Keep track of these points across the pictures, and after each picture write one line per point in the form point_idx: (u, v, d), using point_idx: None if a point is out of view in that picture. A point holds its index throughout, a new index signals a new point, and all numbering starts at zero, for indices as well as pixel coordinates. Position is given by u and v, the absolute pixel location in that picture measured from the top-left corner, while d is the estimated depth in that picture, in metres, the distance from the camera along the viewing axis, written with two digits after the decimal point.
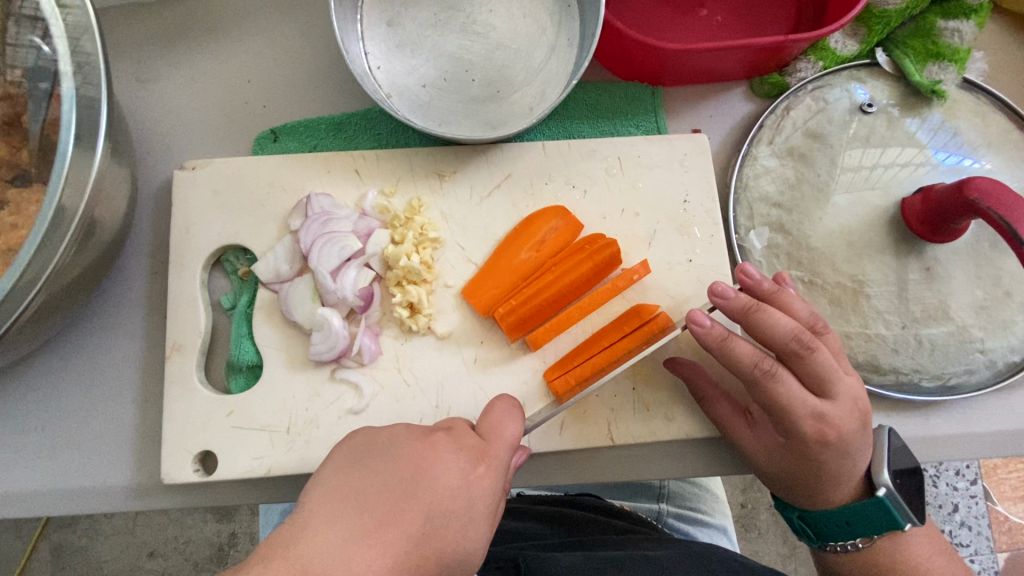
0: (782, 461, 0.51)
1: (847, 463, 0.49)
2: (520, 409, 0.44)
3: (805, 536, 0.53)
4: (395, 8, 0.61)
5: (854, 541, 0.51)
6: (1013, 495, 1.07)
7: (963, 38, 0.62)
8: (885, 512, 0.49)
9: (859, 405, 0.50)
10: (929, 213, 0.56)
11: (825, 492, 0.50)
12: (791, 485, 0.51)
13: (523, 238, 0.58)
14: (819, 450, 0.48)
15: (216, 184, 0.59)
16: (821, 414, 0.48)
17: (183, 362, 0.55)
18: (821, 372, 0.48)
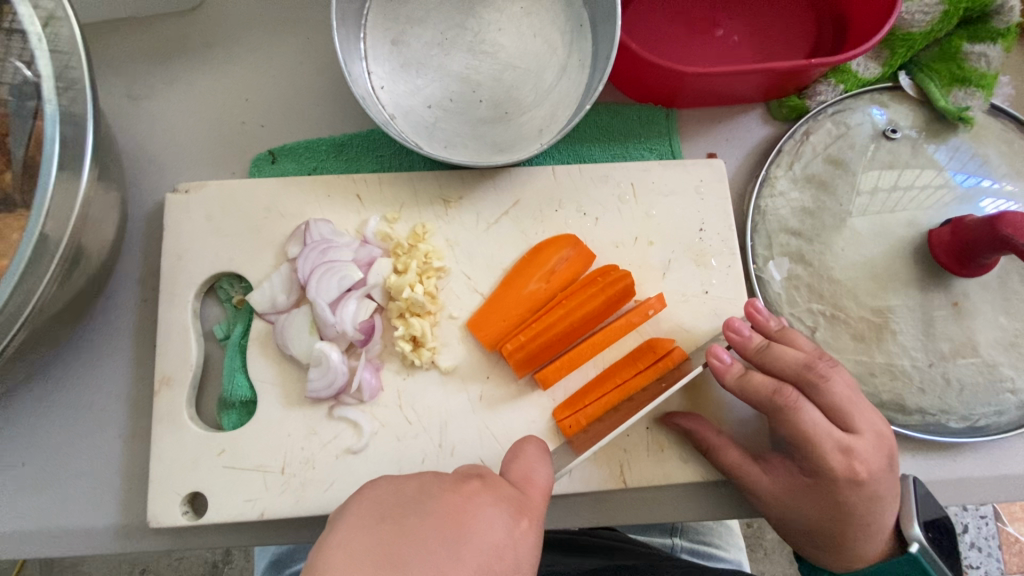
0: (806, 509, 0.48)
1: (878, 507, 0.47)
2: (548, 455, 0.42)
3: None
4: (399, 25, 0.59)
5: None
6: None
7: (990, 63, 0.59)
8: (920, 570, 0.47)
9: (885, 440, 0.47)
10: (958, 245, 0.54)
11: (856, 545, 0.47)
12: (819, 535, 0.48)
13: (534, 267, 0.55)
14: (848, 490, 0.46)
15: (211, 208, 0.56)
16: (849, 449, 0.46)
17: (172, 397, 0.52)
18: (841, 405, 0.47)
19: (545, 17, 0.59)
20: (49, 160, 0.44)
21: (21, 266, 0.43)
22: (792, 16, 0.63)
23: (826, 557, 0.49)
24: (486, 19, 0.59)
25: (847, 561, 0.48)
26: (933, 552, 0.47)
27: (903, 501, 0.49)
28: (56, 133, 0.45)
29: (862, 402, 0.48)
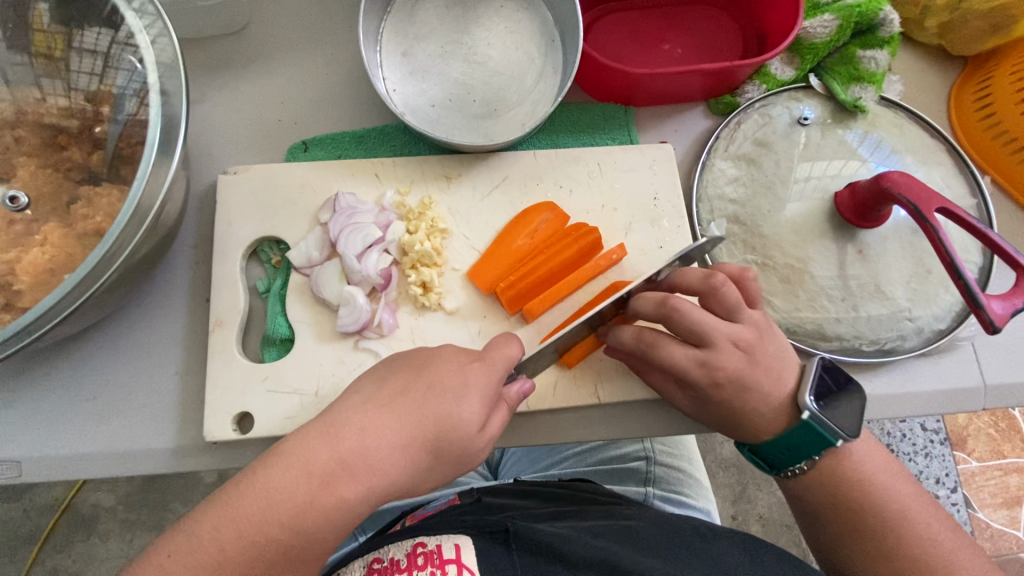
0: (708, 411, 0.59)
1: (752, 397, 0.55)
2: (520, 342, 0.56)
3: (764, 466, 0.59)
4: (408, 41, 0.73)
5: (802, 465, 0.56)
6: (990, 501, 1.40)
7: (879, 64, 0.74)
8: (815, 433, 0.54)
9: (742, 343, 0.55)
10: (857, 202, 0.67)
11: (755, 430, 0.57)
12: (730, 429, 0.58)
13: (519, 227, 0.68)
14: (722, 393, 0.56)
15: (254, 186, 0.68)
16: (706, 362, 0.56)
17: (224, 335, 0.64)
18: (694, 327, 0.55)
19: (525, 34, 0.74)
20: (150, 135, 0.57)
21: (128, 216, 0.55)
22: (722, 32, 0.79)
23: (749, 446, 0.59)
24: (477, 36, 0.74)
25: (763, 441, 0.57)
26: (828, 417, 0.54)
27: (801, 381, 0.56)
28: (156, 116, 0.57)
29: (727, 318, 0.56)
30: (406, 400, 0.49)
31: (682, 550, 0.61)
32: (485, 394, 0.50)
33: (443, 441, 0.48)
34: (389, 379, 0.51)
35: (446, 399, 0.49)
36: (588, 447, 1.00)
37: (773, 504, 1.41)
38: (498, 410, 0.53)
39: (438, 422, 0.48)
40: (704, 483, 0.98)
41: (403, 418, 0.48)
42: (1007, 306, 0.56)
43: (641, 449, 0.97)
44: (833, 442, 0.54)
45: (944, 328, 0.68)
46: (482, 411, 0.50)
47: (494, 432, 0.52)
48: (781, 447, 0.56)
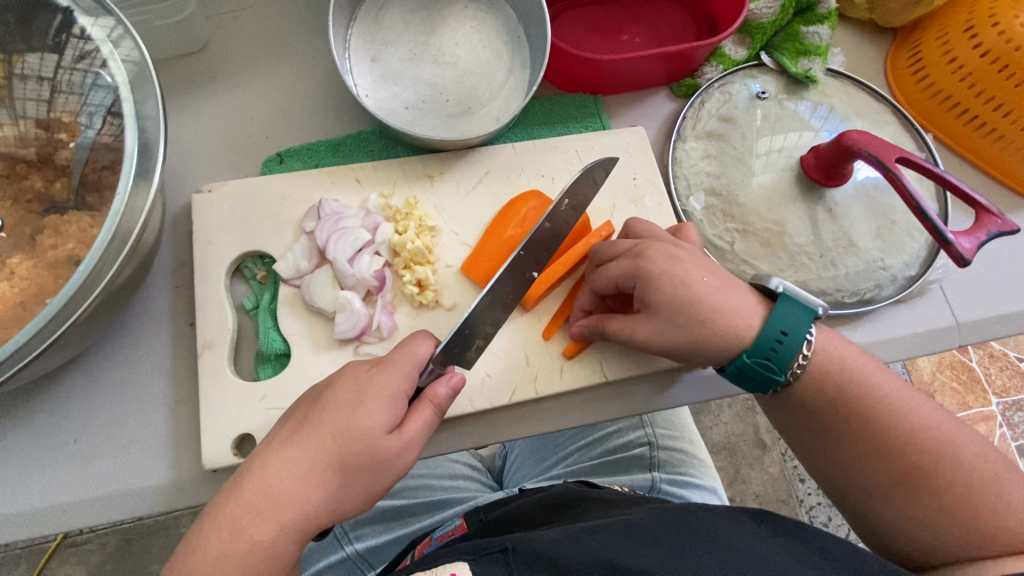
0: (660, 306, 0.57)
1: (688, 273, 0.57)
2: (427, 332, 0.56)
3: (770, 378, 0.56)
4: (377, 47, 0.73)
5: (802, 352, 0.56)
6: None
7: (823, 38, 0.80)
8: (795, 305, 0.56)
9: (664, 238, 0.61)
10: (822, 163, 0.71)
11: (726, 329, 0.56)
12: (690, 317, 0.56)
13: (507, 217, 0.69)
14: (655, 262, 0.57)
15: (233, 202, 0.67)
16: (632, 248, 0.60)
17: (215, 357, 0.61)
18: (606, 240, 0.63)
19: (490, 32, 0.76)
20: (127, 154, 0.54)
21: (108, 236, 0.52)
22: (675, 20, 0.83)
23: (732, 343, 0.56)
24: (444, 37, 0.75)
25: (751, 335, 0.56)
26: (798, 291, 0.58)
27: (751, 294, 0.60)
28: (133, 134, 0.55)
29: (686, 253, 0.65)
30: (308, 425, 0.50)
31: (686, 535, 0.51)
32: (384, 398, 0.50)
33: (350, 455, 0.48)
34: (294, 413, 0.53)
35: (344, 412, 0.50)
36: (590, 440, 1.01)
37: (768, 481, 1.43)
38: (418, 411, 0.52)
39: (340, 437, 0.49)
40: (707, 461, 1.00)
41: (303, 447, 0.49)
42: (973, 241, 0.59)
43: (642, 435, 0.98)
44: (815, 310, 0.56)
45: (915, 275, 0.73)
46: (385, 414, 0.50)
47: (412, 433, 0.51)
48: (776, 334, 0.55)
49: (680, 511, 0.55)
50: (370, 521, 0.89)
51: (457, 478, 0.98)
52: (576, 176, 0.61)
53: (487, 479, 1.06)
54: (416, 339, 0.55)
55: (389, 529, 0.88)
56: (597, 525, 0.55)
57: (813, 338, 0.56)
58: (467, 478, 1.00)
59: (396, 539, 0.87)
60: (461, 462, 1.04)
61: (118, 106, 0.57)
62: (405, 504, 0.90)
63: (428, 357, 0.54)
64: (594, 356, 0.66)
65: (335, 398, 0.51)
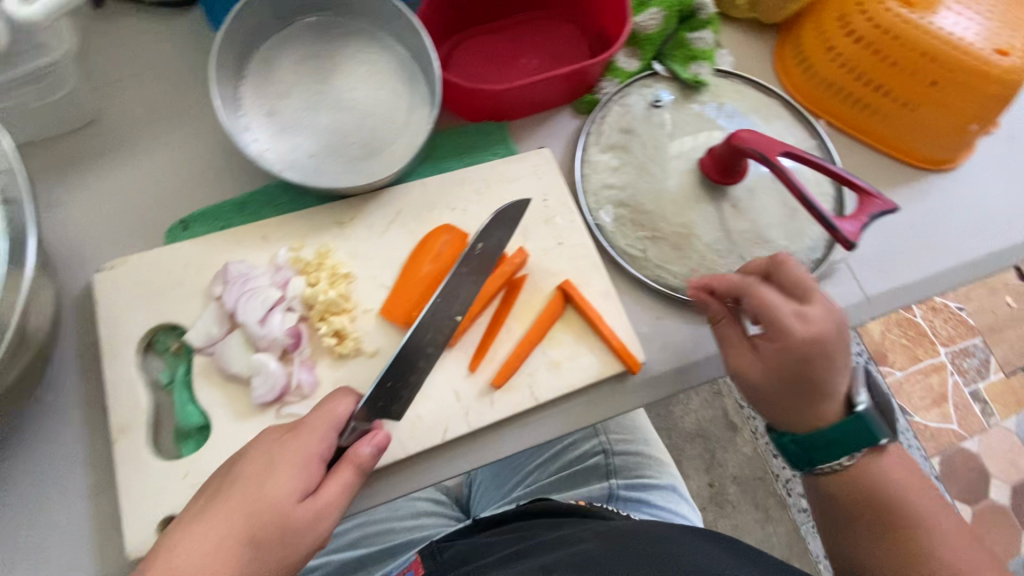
0: (784, 369, 0.59)
1: (829, 373, 0.58)
2: (347, 390, 0.57)
3: (799, 462, 0.64)
4: (271, 100, 0.73)
5: (841, 460, 0.62)
6: (921, 404, 1.54)
7: (707, 43, 0.83)
8: (867, 426, 0.60)
9: (835, 314, 0.58)
10: (718, 164, 0.74)
11: (805, 413, 0.61)
12: (798, 392, 0.59)
13: (421, 254, 0.69)
14: (821, 364, 0.58)
15: (136, 277, 0.65)
16: (802, 312, 0.57)
17: (131, 440, 0.59)
18: (799, 281, 0.59)
19: (385, 72, 0.76)
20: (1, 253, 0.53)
21: None
22: (568, 39, 0.85)
23: (796, 424, 0.62)
24: (339, 83, 0.75)
25: (812, 426, 0.61)
26: (878, 417, 0.61)
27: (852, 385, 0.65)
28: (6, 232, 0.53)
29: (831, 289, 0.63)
30: (218, 499, 0.51)
31: (634, 563, 0.59)
32: (294, 463, 0.51)
33: (259, 526, 0.49)
34: (207, 488, 0.53)
35: (252, 481, 0.51)
36: (547, 456, 1.01)
37: (743, 462, 1.46)
38: (336, 473, 0.53)
39: (250, 509, 0.49)
40: (665, 459, 1.02)
41: (210, 522, 0.49)
42: (857, 224, 0.63)
43: (596, 444, 0.99)
44: (880, 438, 0.60)
45: (819, 258, 0.76)
46: (295, 481, 0.51)
47: (327, 498, 0.51)
48: (828, 438, 0.61)
49: (635, 544, 0.62)
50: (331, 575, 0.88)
51: (420, 515, 0.97)
52: (490, 219, 0.65)
53: (453, 511, 1.05)
54: (336, 397, 0.56)
55: None
56: (551, 561, 0.62)
57: (857, 456, 0.61)
58: (431, 514, 0.99)
59: None
60: (424, 498, 1.02)
61: None
62: (368, 551, 0.90)
63: (347, 415, 0.55)
64: (523, 381, 0.66)
65: (246, 469, 0.52)
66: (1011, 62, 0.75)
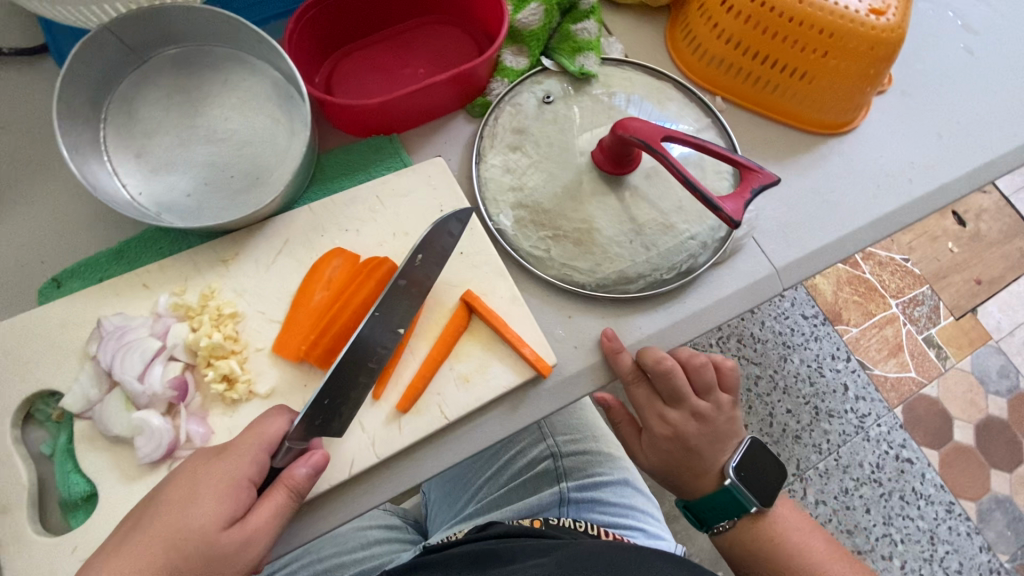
0: (653, 454, 0.77)
1: (692, 461, 0.75)
2: (281, 409, 0.58)
3: (695, 522, 0.81)
4: (138, 141, 0.69)
5: (725, 522, 0.78)
6: (879, 356, 1.57)
7: (592, 32, 0.82)
8: (736, 500, 0.75)
9: (698, 415, 0.73)
10: (610, 156, 0.74)
11: (689, 486, 0.77)
12: (672, 470, 0.76)
13: (312, 283, 0.67)
14: (677, 455, 0.75)
15: (5, 344, 0.61)
16: (667, 420, 0.73)
17: (12, 520, 0.56)
18: (672, 387, 0.71)
19: (259, 99, 0.73)
20: None
21: None
22: (453, 43, 0.83)
23: (685, 492, 0.78)
24: (212, 116, 0.72)
25: (695, 494, 0.77)
26: (746, 489, 0.75)
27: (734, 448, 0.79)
28: None
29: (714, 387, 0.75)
30: (141, 531, 0.50)
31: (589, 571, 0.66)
32: (219, 491, 0.51)
33: (182, 557, 0.49)
34: (131, 518, 0.52)
35: (175, 512, 0.50)
36: (496, 468, 0.98)
37: None
38: (267, 497, 0.53)
39: (173, 539, 0.49)
40: (616, 452, 1.00)
41: (129, 556, 0.49)
42: (739, 202, 0.62)
43: (544, 448, 0.97)
44: (750, 507, 0.75)
45: (723, 236, 0.76)
46: (219, 509, 0.51)
47: (256, 523, 0.51)
48: (710, 506, 0.77)
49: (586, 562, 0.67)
50: None
51: (373, 544, 0.94)
52: (426, 232, 0.61)
53: (409, 535, 1.02)
54: (268, 417, 0.56)
55: None
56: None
57: (734, 519, 0.77)
58: (383, 542, 0.96)
59: None
60: (375, 526, 0.99)
61: None
62: None
63: (281, 436, 0.55)
64: (431, 402, 0.65)
65: (169, 498, 0.51)
66: (883, 21, 0.76)
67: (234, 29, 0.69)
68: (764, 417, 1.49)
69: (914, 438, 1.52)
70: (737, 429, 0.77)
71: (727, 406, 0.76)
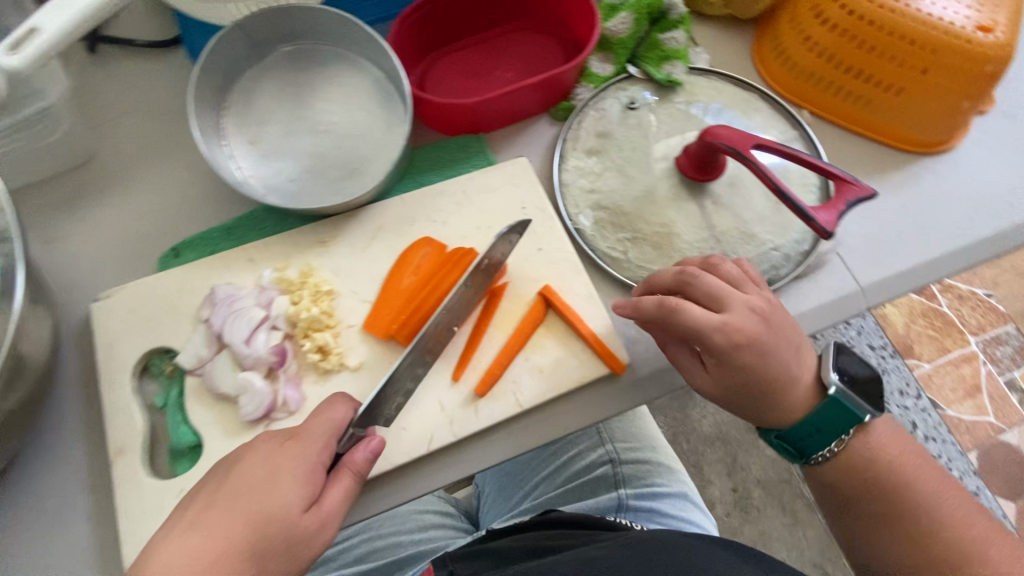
0: (731, 378, 0.61)
1: (763, 359, 0.61)
2: (343, 398, 0.60)
3: (791, 454, 0.67)
4: (253, 128, 0.76)
5: (831, 446, 0.65)
6: (954, 396, 1.47)
7: (680, 42, 0.83)
8: (845, 409, 0.63)
9: (756, 309, 0.61)
10: (695, 162, 0.74)
11: (779, 408, 0.63)
12: (756, 392, 0.62)
13: (402, 268, 0.71)
14: (749, 359, 0.60)
15: (131, 304, 0.68)
16: (727, 324, 0.59)
17: (128, 461, 0.62)
18: (713, 290, 0.61)
19: (361, 94, 0.78)
20: None
21: None
22: (541, 49, 0.86)
23: (772, 419, 0.64)
24: (318, 108, 0.78)
25: (788, 421, 0.64)
26: (854, 396, 0.64)
27: (820, 364, 0.66)
28: None
29: (731, 288, 0.62)
30: (219, 508, 0.52)
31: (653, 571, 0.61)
32: (300, 473, 0.54)
33: (265, 535, 0.51)
34: (201, 495, 0.55)
35: (258, 492, 0.53)
36: (554, 468, 1.00)
37: (767, 464, 1.43)
38: (336, 480, 0.56)
39: (255, 518, 0.52)
40: (675, 466, 0.99)
41: (213, 532, 0.51)
42: (833, 213, 0.63)
43: (603, 453, 0.97)
44: (863, 417, 0.63)
45: (807, 249, 0.75)
46: (300, 491, 0.54)
47: (332, 503, 0.55)
48: (811, 429, 0.64)
49: (653, 547, 0.65)
50: None
51: (428, 527, 0.97)
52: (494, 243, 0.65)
53: (460, 522, 1.05)
54: (334, 405, 0.59)
55: None
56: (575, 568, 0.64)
57: (845, 439, 0.65)
58: (437, 527, 0.98)
59: None
60: (431, 511, 1.02)
61: None
62: (378, 564, 0.90)
63: (346, 421, 0.58)
64: (507, 389, 0.67)
65: (248, 479, 0.54)
66: (991, 39, 0.73)
67: (347, 28, 0.74)
68: None
69: (991, 486, 1.41)
70: (795, 327, 0.65)
71: (743, 275, 0.65)
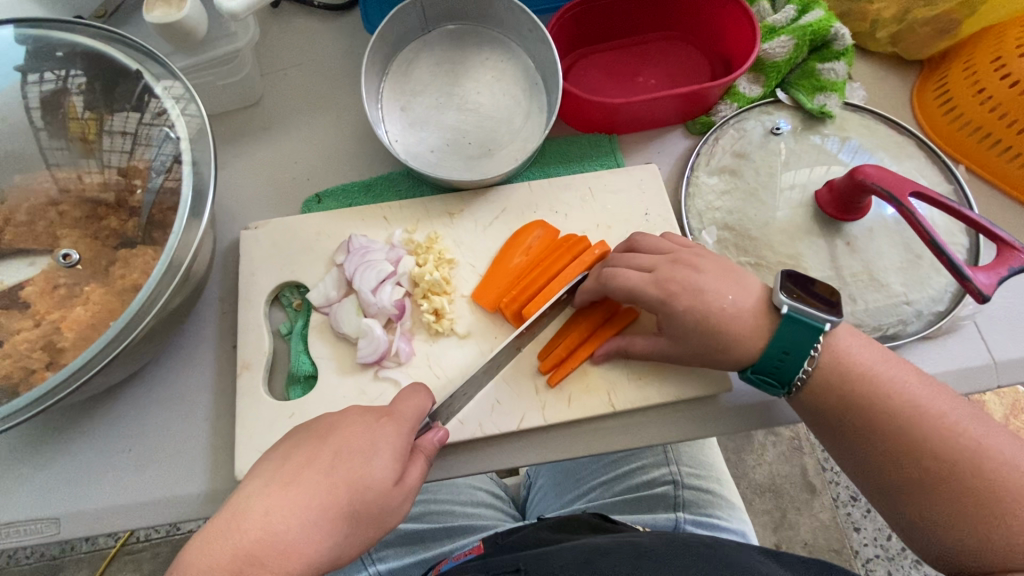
0: (683, 330, 0.62)
1: (704, 297, 0.61)
2: (421, 387, 0.61)
3: (774, 389, 0.61)
4: (406, 97, 0.81)
5: (805, 367, 0.59)
6: None
7: (839, 74, 0.80)
8: (799, 324, 0.58)
9: (680, 258, 0.64)
10: (836, 198, 0.72)
11: (747, 346, 0.60)
12: (712, 335, 0.60)
13: (518, 249, 0.74)
14: (682, 301, 0.61)
15: (274, 237, 0.74)
16: (656, 279, 0.63)
17: (252, 377, 0.67)
18: (633, 254, 0.66)
19: (509, 80, 0.81)
20: (185, 205, 0.63)
21: (159, 275, 0.60)
22: (689, 62, 0.86)
23: (745, 359, 0.60)
24: (467, 87, 0.81)
25: (756, 354, 0.60)
26: (807, 308, 0.58)
27: (768, 290, 0.62)
28: (190, 185, 0.64)
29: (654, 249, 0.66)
30: (315, 472, 0.52)
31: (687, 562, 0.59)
32: (396, 449, 0.54)
33: (359, 503, 0.51)
34: (291, 455, 0.54)
35: (357, 460, 0.53)
36: (612, 476, 0.99)
37: (818, 528, 1.34)
38: (414, 462, 0.56)
39: (352, 486, 0.51)
40: (735, 502, 0.95)
41: (311, 495, 0.50)
42: (992, 276, 0.60)
43: (666, 473, 0.95)
44: (822, 327, 0.58)
45: (945, 311, 0.70)
46: (394, 467, 0.54)
47: (411, 483, 0.55)
48: (779, 351, 0.59)
49: (693, 543, 0.63)
50: (391, 543, 0.91)
51: (479, 505, 1.00)
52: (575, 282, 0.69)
53: (508, 508, 1.07)
54: (416, 393, 0.60)
55: (410, 552, 0.90)
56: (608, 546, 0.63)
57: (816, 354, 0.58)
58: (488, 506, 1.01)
59: (416, 564, 0.90)
60: (484, 489, 1.05)
61: (180, 156, 0.66)
62: (427, 528, 0.92)
63: (429, 408, 0.60)
64: (605, 384, 0.68)
65: (345, 447, 0.53)
66: None
67: (515, 16, 0.78)
68: (882, 527, 1.34)
69: None
70: (730, 264, 0.64)
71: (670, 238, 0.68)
